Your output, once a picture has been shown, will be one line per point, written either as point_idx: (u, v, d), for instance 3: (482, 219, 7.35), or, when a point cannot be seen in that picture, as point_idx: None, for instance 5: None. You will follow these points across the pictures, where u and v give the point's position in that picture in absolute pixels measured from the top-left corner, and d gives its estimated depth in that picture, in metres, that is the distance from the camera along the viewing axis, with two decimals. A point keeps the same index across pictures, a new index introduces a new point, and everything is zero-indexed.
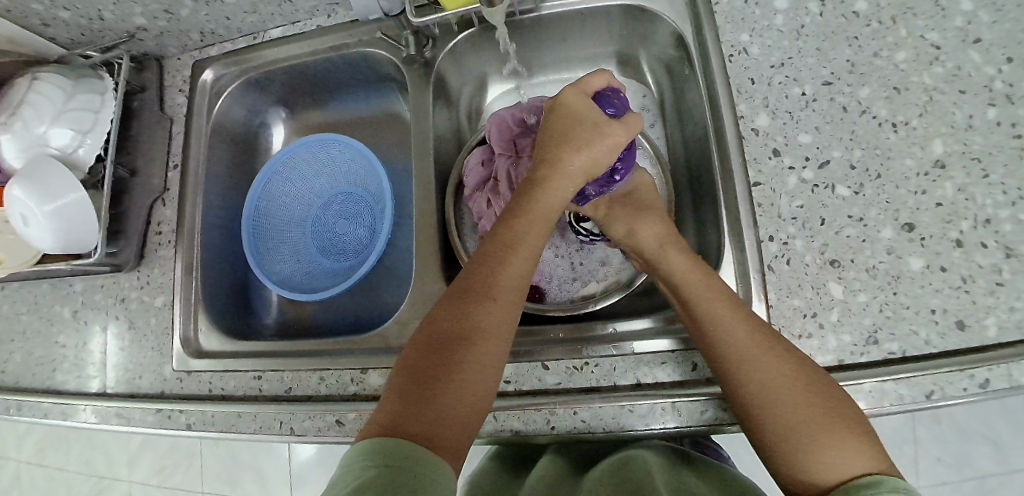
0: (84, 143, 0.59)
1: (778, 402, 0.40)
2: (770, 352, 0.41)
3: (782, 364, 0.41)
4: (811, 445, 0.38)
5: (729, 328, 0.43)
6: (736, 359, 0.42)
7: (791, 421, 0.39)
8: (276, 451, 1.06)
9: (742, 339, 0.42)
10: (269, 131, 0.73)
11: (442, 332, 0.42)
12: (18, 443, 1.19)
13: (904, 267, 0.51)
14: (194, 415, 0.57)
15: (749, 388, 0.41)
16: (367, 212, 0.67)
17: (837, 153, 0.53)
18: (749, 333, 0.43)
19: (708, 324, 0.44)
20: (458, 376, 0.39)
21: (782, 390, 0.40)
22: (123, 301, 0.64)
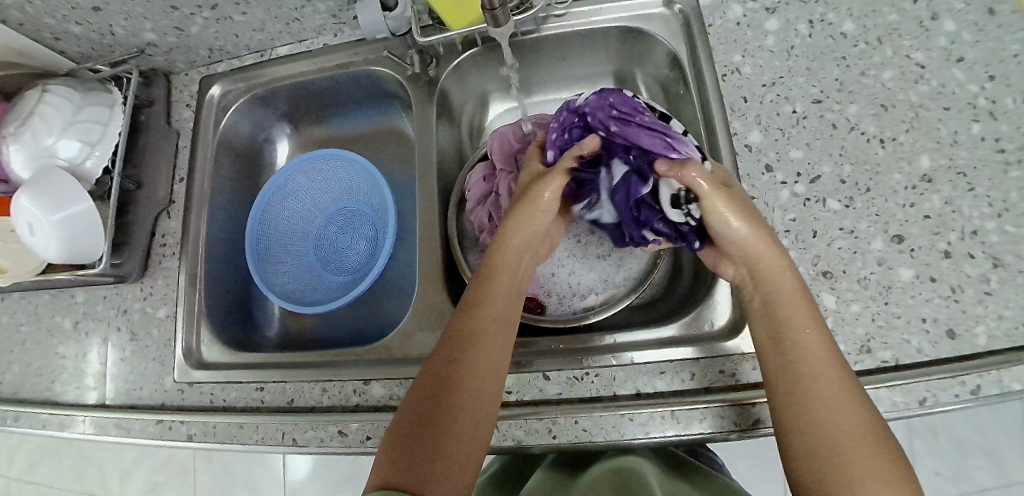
0: (92, 155, 0.60)
1: (845, 437, 0.37)
2: (846, 387, 0.39)
3: (857, 404, 0.38)
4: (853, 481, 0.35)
5: (820, 351, 0.40)
6: (826, 391, 0.39)
7: (852, 461, 0.36)
8: (272, 466, 1.05)
9: (821, 368, 0.40)
10: (273, 146, 0.74)
11: (433, 386, 0.42)
12: (8, 459, 1.17)
13: (895, 277, 0.53)
14: (194, 427, 0.57)
15: (828, 417, 0.38)
16: (369, 225, 0.68)
17: (827, 169, 0.55)
18: (831, 362, 0.40)
19: (799, 347, 0.41)
20: (451, 431, 0.40)
21: (851, 427, 0.37)
22: (125, 312, 0.64)
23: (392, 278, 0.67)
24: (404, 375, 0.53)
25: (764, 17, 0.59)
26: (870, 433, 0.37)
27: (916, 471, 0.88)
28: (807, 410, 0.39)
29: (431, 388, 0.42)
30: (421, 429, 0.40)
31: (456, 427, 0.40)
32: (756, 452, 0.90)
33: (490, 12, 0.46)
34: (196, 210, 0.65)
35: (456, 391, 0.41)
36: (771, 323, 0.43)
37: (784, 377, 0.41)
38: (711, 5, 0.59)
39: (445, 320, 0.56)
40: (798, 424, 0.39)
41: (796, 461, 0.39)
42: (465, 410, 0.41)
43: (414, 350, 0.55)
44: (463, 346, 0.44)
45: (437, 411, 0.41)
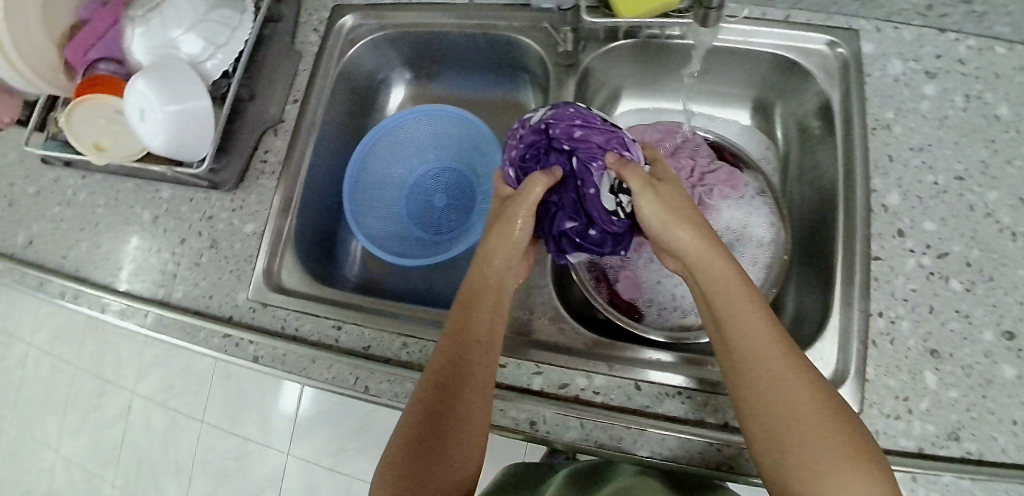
0: (214, 56, 0.58)
1: (776, 402, 0.38)
2: (770, 348, 0.40)
3: (806, 383, 0.38)
4: (822, 470, 0.35)
5: (750, 324, 0.41)
6: (743, 361, 0.40)
7: (810, 449, 0.36)
8: (284, 398, 1.04)
9: (758, 335, 0.41)
10: (388, 90, 0.73)
11: (432, 381, 0.45)
12: (31, 328, 1.19)
13: (998, 373, 0.52)
14: (262, 349, 0.56)
15: (759, 384, 0.39)
16: (468, 192, 0.67)
17: (957, 248, 0.54)
18: (754, 327, 0.41)
19: (717, 316, 0.43)
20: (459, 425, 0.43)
21: (809, 416, 0.37)
22: (209, 218, 0.63)
23: None
24: None
25: (922, 80, 0.58)
26: (827, 405, 0.37)
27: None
28: (738, 382, 0.40)
29: (442, 378, 0.44)
30: (432, 424, 0.43)
31: (462, 424, 0.43)
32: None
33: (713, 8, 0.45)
34: (304, 134, 0.63)
35: (461, 385, 0.44)
36: (699, 292, 0.46)
37: (722, 345, 0.42)
38: (873, 56, 0.58)
39: (541, 305, 0.55)
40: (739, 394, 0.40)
41: (755, 449, 0.39)
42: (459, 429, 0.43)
43: (506, 327, 0.55)
44: (460, 340, 0.46)
45: (440, 408, 0.43)
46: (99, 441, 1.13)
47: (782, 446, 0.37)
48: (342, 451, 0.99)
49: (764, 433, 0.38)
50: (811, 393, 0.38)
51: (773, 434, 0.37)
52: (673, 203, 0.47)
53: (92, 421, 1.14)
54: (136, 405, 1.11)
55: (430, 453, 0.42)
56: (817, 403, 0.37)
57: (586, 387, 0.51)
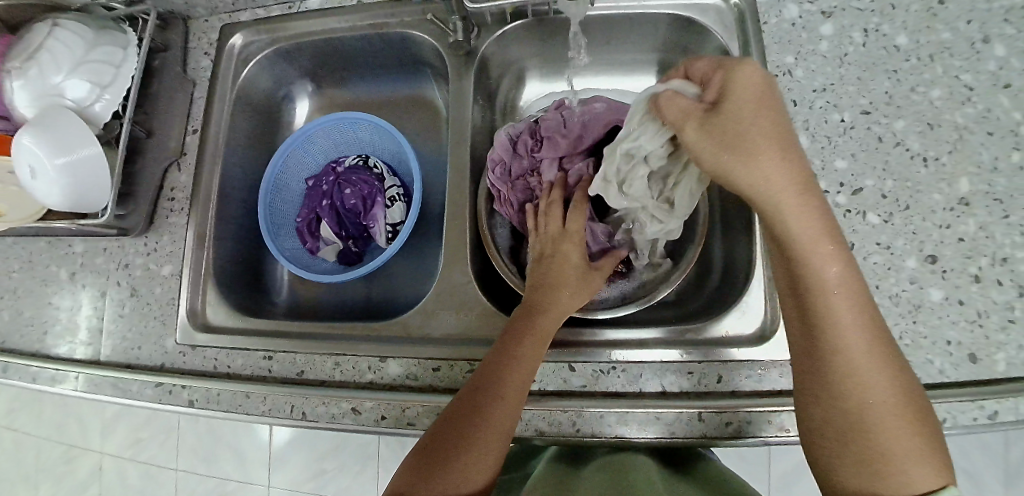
0: (102, 97, 0.56)
1: (876, 400, 0.34)
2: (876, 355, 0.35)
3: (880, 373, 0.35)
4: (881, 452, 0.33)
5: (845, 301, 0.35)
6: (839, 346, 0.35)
7: (863, 426, 0.34)
8: (258, 429, 1.06)
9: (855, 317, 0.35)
10: (294, 104, 0.72)
11: (451, 413, 0.43)
12: None
13: (924, 298, 0.52)
14: (196, 392, 0.54)
15: (849, 381, 0.35)
16: (372, 198, 0.63)
17: (869, 182, 0.55)
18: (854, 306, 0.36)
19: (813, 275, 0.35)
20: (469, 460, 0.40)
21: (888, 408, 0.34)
22: (126, 266, 0.61)
23: (412, 250, 0.66)
24: (424, 355, 0.51)
25: (819, 21, 0.60)
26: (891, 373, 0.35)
27: None
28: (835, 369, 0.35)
29: (462, 407, 0.43)
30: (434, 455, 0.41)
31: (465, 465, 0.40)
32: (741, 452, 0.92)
33: None
34: (210, 165, 0.62)
35: (474, 427, 0.41)
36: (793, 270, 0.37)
37: (818, 322, 0.35)
38: (769, 3, 0.61)
39: (470, 302, 0.54)
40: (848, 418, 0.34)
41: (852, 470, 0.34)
42: (480, 440, 0.41)
43: (433, 329, 0.54)
44: (489, 379, 0.44)
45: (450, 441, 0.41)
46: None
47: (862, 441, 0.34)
48: (321, 475, 1.03)
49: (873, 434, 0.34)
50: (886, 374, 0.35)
51: (863, 442, 0.34)
52: (782, 162, 0.34)
53: (63, 492, 1.13)
54: (107, 464, 1.11)
55: (423, 478, 0.40)
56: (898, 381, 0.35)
57: None
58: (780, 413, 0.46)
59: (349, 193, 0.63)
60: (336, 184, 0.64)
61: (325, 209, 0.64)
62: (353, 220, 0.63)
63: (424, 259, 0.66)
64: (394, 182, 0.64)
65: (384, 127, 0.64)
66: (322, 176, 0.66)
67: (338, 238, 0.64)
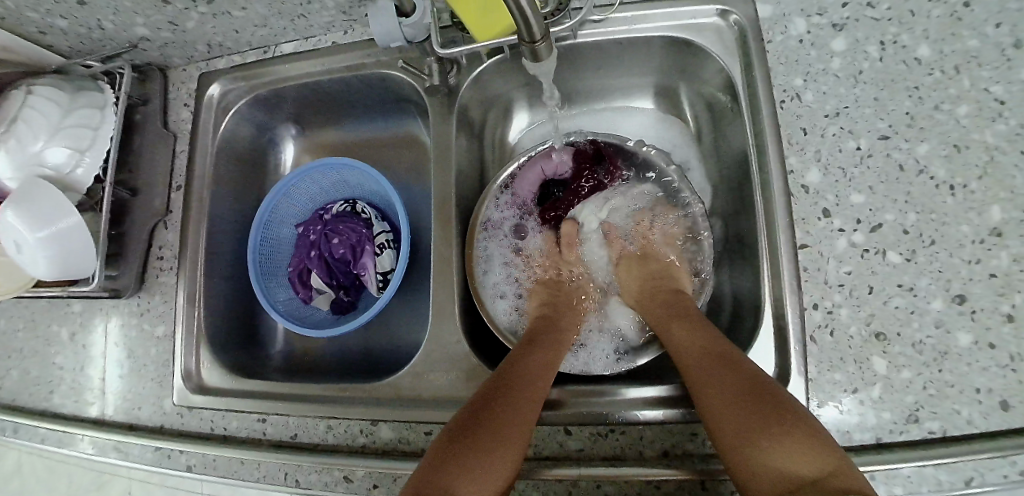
0: (82, 162, 0.55)
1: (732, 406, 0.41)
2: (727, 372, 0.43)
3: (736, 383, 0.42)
4: (753, 451, 0.38)
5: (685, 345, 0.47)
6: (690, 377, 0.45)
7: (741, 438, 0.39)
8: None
9: (699, 350, 0.46)
10: (280, 149, 0.70)
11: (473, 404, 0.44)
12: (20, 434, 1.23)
13: (952, 342, 0.48)
14: (193, 457, 0.54)
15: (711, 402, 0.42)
16: (360, 246, 0.61)
17: (889, 216, 0.50)
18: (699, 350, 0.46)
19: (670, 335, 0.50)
20: (485, 442, 0.40)
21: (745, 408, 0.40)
22: (123, 327, 0.61)
23: (406, 295, 0.64)
24: (415, 419, 0.49)
25: (829, 35, 0.55)
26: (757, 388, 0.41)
27: None
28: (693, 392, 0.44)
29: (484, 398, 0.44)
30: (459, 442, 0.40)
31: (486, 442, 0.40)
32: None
33: (530, 46, 0.38)
34: (196, 221, 0.60)
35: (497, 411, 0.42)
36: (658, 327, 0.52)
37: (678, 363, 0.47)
38: (772, 18, 0.56)
39: (462, 357, 0.52)
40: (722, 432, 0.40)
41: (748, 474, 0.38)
42: (502, 420, 0.42)
43: (427, 392, 0.51)
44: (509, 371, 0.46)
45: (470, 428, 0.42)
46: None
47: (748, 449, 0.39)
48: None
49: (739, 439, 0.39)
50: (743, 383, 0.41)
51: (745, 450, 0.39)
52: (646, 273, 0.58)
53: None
54: None
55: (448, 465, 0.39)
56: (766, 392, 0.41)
57: None
58: None
59: (337, 243, 0.61)
60: (323, 234, 0.62)
61: (314, 260, 0.62)
62: (342, 270, 0.61)
63: (418, 304, 0.64)
64: (383, 228, 0.62)
65: (368, 171, 0.62)
66: (310, 224, 0.63)
67: (329, 289, 0.62)
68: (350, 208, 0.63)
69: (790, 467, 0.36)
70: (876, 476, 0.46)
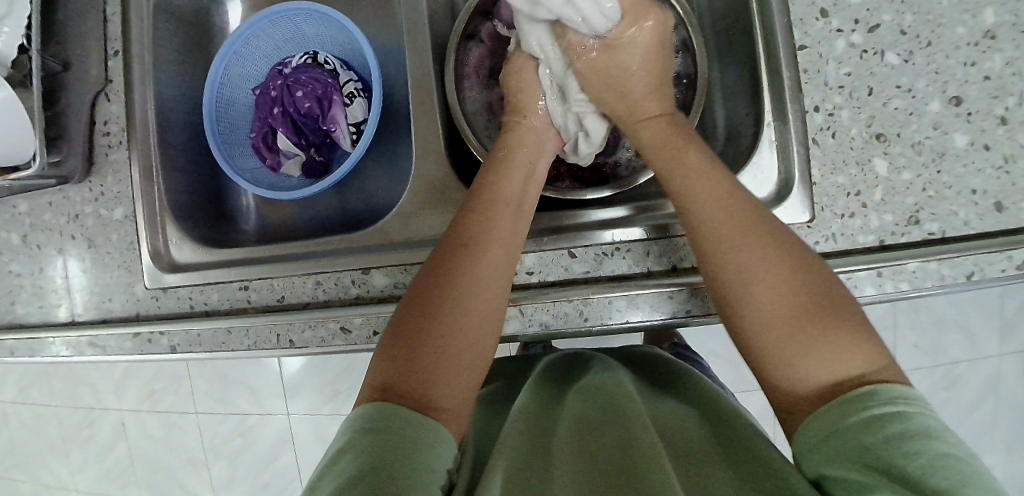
0: (1, 32, 0.46)
1: (757, 281, 0.35)
2: (758, 241, 0.36)
3: (773, 257, 0.35)
4: (796, 347, 0.32)
5: (713, 199, 0.38)
6: (713, 241, 0.37)
7: (774, 323, 0.34)
8: (265, 366, 1.04)
9: (729, 213, 0.38)
10: (225, 8, 0.64)
11: (421, 289, 0.38)
12: None
13: (949, 144, 0.47)
14: (176, 337, 0.50)
15: (732, 269, 0.36)
16: (320, 95, 0.56)
17: (887, 17, 0.48)
18: (727, 208, 0.38)
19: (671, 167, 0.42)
20: (439, 343, 0.36)
21: (776, 295, 0.34)
22: (77, 217, 0.55)
23: (387, 160, 0.60)
24: (410, 261, 0.46)
25: None
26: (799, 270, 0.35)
27: (898, 349, 0.90)
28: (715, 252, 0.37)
29: (431, 283, 0.38)
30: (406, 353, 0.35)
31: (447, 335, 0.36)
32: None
33: None
34: (144, 93, 0.54)
35: (444, 300, 0.37)
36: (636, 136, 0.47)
37: (691, 222, 0.39)
38: None
39: (453, 199, 0.49)
40: (743, 310, 0.35)
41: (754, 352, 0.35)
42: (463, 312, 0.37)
43: (417, 234, 0.49)
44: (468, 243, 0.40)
45: (422, 324, 0.36)
46: (105, 469, 1.14)
47: (802, 347, 0.32)
48: (336, 396, 1.02)
49: (757, 323, 0.34)
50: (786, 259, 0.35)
51: (763, 345, 0.34)
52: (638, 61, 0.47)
53: (91, 455, 1.14)
54: (126, 423, 1.11)
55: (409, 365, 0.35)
56: (823, 278, 0.35)
57: (518, 270, 0.45)
58: None
59: (302, 96, 0.56)
60: (286, 89, 0.57)
61: (278, 120, 0.57)
62: (307, 123, 0.56)
63: (399, 168, 0.59)
64: (350, 76, 0.57)
65: (323, 14, 0.57)
66: (269, 83, 0.58)
67: (300, 150, 0.57)
68: (308, 57, 0.58)
69: (827, 363, 0.32)
70: (880, 276, 0.46)
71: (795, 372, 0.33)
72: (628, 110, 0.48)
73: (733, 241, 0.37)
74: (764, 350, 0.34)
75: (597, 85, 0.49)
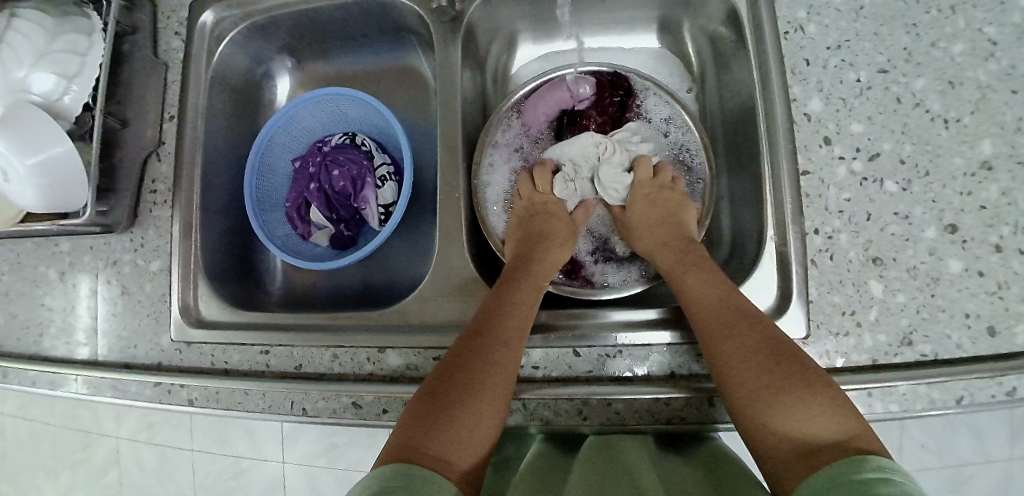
0: (70, 90, 0.51)
1: (743, 362, 0.42)
2: (745, 328, 0.43)
3: (755, 342, 0.42)
4: (777, 419, 0.39)
5: (709, 292, 0.47)
6: (704, 319, 0.45)
7: (757, 398, 0.40)
8: None
9: (715, 303, 0.46)
10: (273, 81, 0.70)
11: (454, 356, 0.44)
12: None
13: (943, 269, 0.50)
14: (195, 391, 0.53)
15: (721, 350, 0.43)
16: (353, 174, 0.60)
17: (887, 146, 0.52)
18: (726, 298, 0.46)
19: (679, 273, 0.51)
20: (469, 401, 0.41)
21: (761, 372, 0.41)
22: (115, 264, 0.59)
23: (410, 229, 0.64)
24: (420, 345, 0.50)
25: None
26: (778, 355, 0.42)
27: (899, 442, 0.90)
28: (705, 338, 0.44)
29: (457, 354, 0.45)
30: (433, 399, 0.42)
31: (470, 394, 0.42)
32: None
33: None
34: (192, 153, 0.59)
35: (468, 366, 0.43)
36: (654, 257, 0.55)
37: (691, 312, 0.47)
38: None
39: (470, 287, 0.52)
40: (724, 384, 0.42)
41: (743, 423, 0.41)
42: (486, 368, 0.43)
43: (433, 316, 0.52)
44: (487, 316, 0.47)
45: (451, 387, 0.42)
46: (96, 493, 1.15)
47: (774, 421, 0.39)
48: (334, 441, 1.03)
49: (741, 398, 0.41)
50: (762, 344, 0.42)
51: (754, 417, 0.40)
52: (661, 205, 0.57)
53: (83, 478, 1.15)
54: (123, 448, 1.13)
55: (438, 425, 0.40)
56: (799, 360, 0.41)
57: (525, 363, 0.49)
58: None
59: (337, 174, 0.60)
60: (323, 165, 0.61)
61: (313, 193, 0.62)
62: (341, 200, 0.61)
63: (419, 241, 0.64)
64: (384, 160, 0.62)
65: (365, 99, 0.62)
66: (309, 157, 0.63)
67: (329, 223, 0.62)
68: (347, 137, 0.63)
69: (810, 432, 0.38)
70: (873, 395, 0.47)
71: (777, 441, 0.38)
72: (653, 242, 0.56)
73: (722, 325, 0.44)
74: (752, 415, 0.40)
75: (626, 229, 0.60)
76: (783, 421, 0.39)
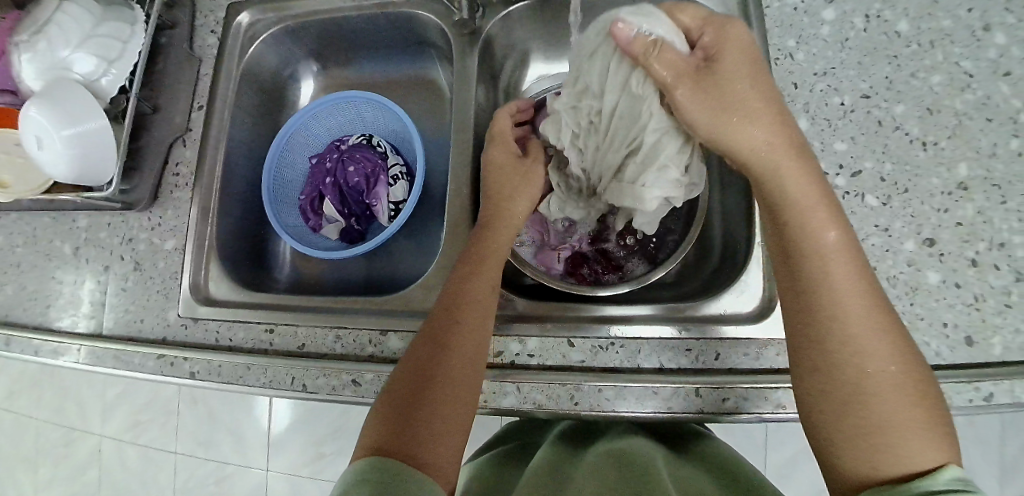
0: (109, 72, 0.55)
1: (858, 349, 0.34)
2: (868, 311, 0.35)
3: (876, 330, 0.35)
4: (880, 434, 0.32)
5: (834, 249, 0.37)
6: (829, 293, 0.36)
7: (855, 401, 0.34)
8: (258, 408, 1.05)
9: (840, 271, 0.36)
10: (297, 84, 0.74)
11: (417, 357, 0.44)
12: None
13: (922, 280, 0.52)
14: (197, 365, 0.54)
15: (828, 334, 0.35)
16: (367, 171, 0.64)
17: (868, 165, 0.55)
18: (848, 262, 0.37)
19: (799, 220, 0.38)
20: (426, 409, 0.40)
21: (876, 368, 0.34)
22: (130, 241, 0.61)
23: (416, 227, 0.67)
24: None
25: (822, 7, 0.61)
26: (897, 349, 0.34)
27: None
28: (827, 308, 0.36)
29: (425, 353, 0.44)
30: (399, 405, 0.41)
31: (431, 404, 0.41)
32: (738, 439, 0.93)
33: None
34: (216, 141, 0.62)
35: (435, 367, 0.43)
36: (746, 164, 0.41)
37: (796, 272, 0.38)
38: None
39: None
40: (815, 379, 0.35)
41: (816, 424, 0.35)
42: (449, 363, 0.43)
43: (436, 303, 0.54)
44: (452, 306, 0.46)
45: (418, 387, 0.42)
46: (73, 491, 1.12)
47: (867, 430, 0.33)
48: (322, 449, 1.02)
49: (832, 399, 0.35)
50: (882, 334, 0.35)
51: (852, 416, 0.34)
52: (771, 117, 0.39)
53: (62, 474, 1.13)
54: (106, 446, 1.11)
55: (398, 421, 0.40)
56: (910, 360, 0.35)
57: (521, 351, 0.51)
58: (776, 390, 0.46)
59: (352, 171, 0.64)
60: (339, 162, 0.65)
61: (327, 188, 0.65)
62: (353, 196, 0.64)
63: (425, 237, 0.66)
64: (397, 161, 0.65)
65: (382, 104, 0.66)
66: (326, 155, 0.67)
67: (341, 216, 0.65)
68: (362, 138, 0.66)
69: (914, 459, 0.31)
70: None
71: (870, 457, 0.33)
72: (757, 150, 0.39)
73: (840, 296, 0.36)
74: (841, 423, 0.34)
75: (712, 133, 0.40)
76: (886, 437, 0.32)
